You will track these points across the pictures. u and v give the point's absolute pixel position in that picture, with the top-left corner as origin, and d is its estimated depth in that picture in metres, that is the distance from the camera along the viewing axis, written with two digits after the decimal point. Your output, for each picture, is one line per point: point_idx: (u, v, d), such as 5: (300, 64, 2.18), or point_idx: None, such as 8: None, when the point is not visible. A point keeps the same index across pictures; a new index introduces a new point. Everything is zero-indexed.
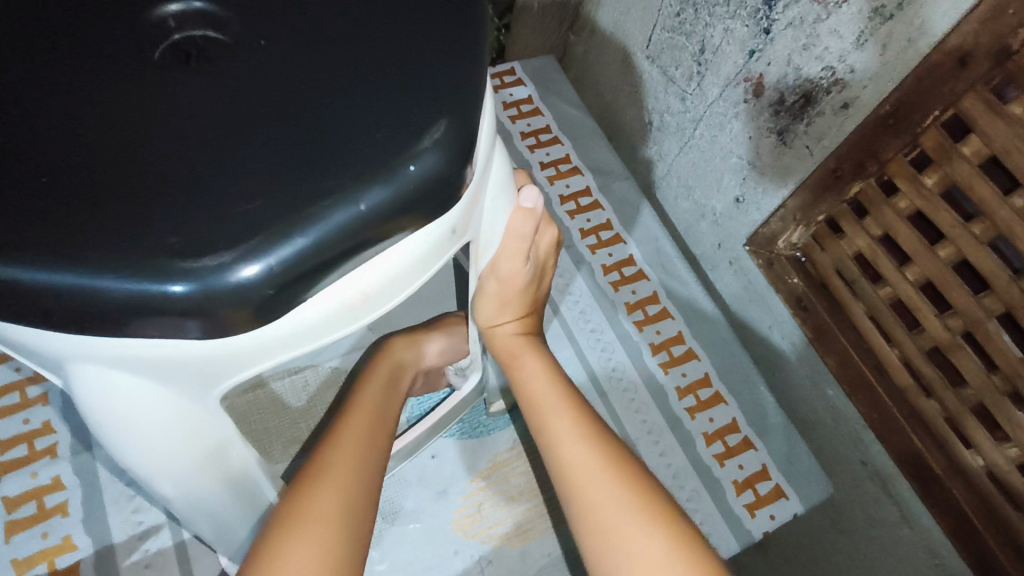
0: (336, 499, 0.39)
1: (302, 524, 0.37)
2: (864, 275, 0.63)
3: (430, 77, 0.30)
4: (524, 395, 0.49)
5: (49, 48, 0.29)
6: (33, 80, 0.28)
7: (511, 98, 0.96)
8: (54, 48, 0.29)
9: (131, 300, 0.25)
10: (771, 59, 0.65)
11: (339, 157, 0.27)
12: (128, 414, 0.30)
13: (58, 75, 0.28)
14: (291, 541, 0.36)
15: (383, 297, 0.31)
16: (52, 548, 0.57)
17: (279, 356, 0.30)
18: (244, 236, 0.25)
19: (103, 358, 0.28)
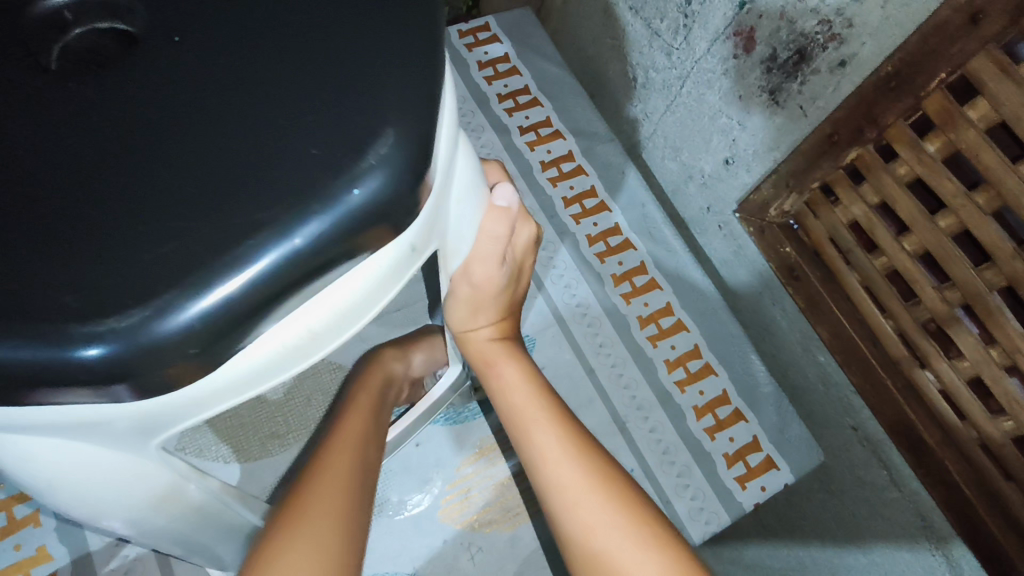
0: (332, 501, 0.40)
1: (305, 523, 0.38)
2: (860, 246, 0.60)
3: (377, 78, 0.26)
4: (506, 400, 0.46)
5: None
6: None
7: (486, 56, 0.89)
8: None
9: (40, 369, 0.22)
10: (763, 12, 0.64)
11: (272, 184, 0.23)
12: (56, 471, 0.27)
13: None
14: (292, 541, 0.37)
15: (335, 331, 0.27)
16: (27, 559, 0.56)
17: (224, 403, 0.27)
18: (161, 286, 0.22)
19: (17, 424, 0.24)
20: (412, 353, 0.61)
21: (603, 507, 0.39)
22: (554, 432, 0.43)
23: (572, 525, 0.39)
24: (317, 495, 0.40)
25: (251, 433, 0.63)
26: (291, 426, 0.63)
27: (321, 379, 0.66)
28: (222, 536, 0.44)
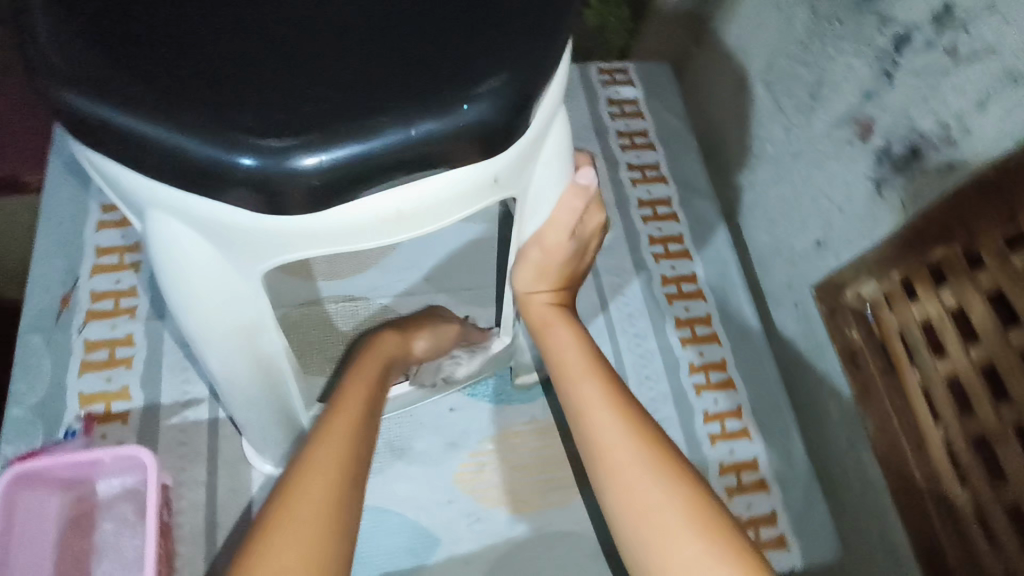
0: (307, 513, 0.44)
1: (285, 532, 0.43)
2: (927, 345, 0.60)
3: (507, 32, 0.32)
4: (558, 361, 0.55)
5: None
6: None
7: (617, 95, 0.96)
8: None
9: (211, 166, 0.29)
10: (886, 105, 0.66)
11: (405, 84, 0.30)
12: (182, 266, 0.34)
13: None
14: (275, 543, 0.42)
15: (415, 222, 0.34)
16: (111, 392, 0.65)
17: (315, 250, 0.34)
18: (307, 131, 0.29)
19: (177, 209, 0.32)
20: (413, 338, 0.64)
21: (624, 444, 0.49)
22: (597, 388, 0.52)
23: (591, 440, 0.50)
24: (296, 490, 0.45)
25: (315, 350, 0.70)
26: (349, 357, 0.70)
27: None
28: (271, 404, 0.50)
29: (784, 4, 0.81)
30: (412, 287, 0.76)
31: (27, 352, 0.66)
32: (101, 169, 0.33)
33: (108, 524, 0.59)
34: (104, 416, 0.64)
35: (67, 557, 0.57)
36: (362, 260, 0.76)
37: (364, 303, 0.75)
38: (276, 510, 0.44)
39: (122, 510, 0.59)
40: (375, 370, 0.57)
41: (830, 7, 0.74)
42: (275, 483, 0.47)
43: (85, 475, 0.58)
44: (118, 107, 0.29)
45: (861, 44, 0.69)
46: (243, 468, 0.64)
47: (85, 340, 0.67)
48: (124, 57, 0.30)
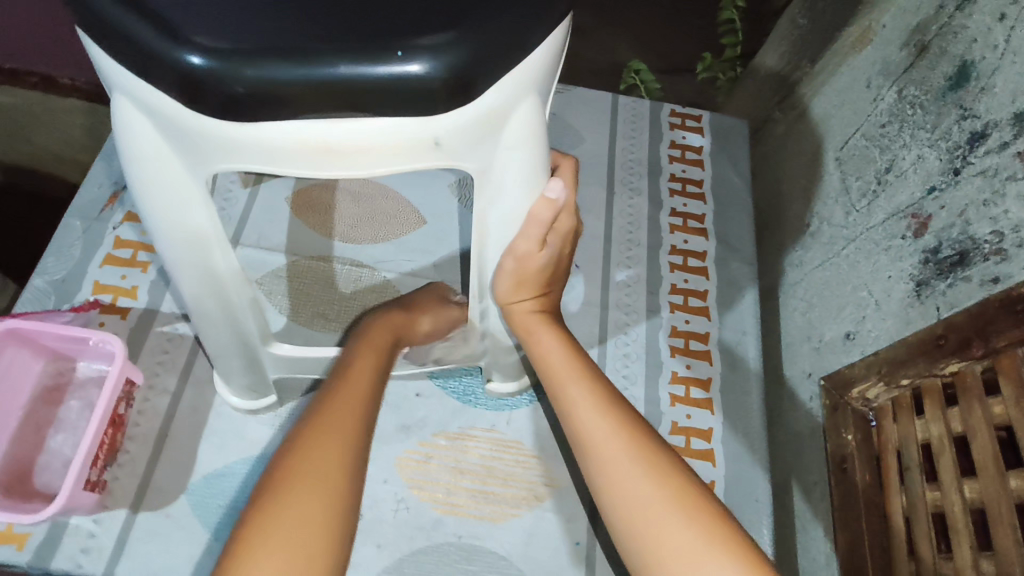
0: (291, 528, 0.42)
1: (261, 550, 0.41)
2: (920, 467, 0.53)
3: (467, 4, 0.34)
4: (545, 366, 0.55)
5: None
6: None
7: (682, 140, 0.94)
8: None
9: (160, 56, 0.31)
10: (946, 203, 0.61)
11: (350, 27, 0.33)
12: (137, 154, 0.37)
13: None
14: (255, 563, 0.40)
15: (356, 163, 0.37)
16: (122, 288, 0.70)
17: (258, 164, 0.37)
18: (251, 45, 0.32)
19: (138, 98, 0.34)
20: (418, 320, 0.64)
21: (613, 441, 0.49)
22: (583, 389, 0.53)
23: (581, 439, 0.51)
24: (280, 501, 0.43)
25: (309, 302, 0.73)
26: (338, 317, 0.72)
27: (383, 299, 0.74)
28: (225, 328, 0.52)
29: (874, 83, 0.77)
30: (418, 270, 0.76)
31: (66, 233, 0.72)
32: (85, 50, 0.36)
33: (75, 403, 0.63)
34: (108, 306, 0.69)
35: (31, 421, 0.61)
36: (380, 232, 0.78)
37: (369, 272, 0.76)
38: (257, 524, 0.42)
39: (90, 394, 0.63)
40: (370, 369, 0.54)
41: (916, 91, 0.69)
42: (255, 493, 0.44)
43: (71, 351, 0.63)
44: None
45: (936, 135, 0.64)
46: (208, 390, 0.67)
47: (117, 237, 0.73)
48: None
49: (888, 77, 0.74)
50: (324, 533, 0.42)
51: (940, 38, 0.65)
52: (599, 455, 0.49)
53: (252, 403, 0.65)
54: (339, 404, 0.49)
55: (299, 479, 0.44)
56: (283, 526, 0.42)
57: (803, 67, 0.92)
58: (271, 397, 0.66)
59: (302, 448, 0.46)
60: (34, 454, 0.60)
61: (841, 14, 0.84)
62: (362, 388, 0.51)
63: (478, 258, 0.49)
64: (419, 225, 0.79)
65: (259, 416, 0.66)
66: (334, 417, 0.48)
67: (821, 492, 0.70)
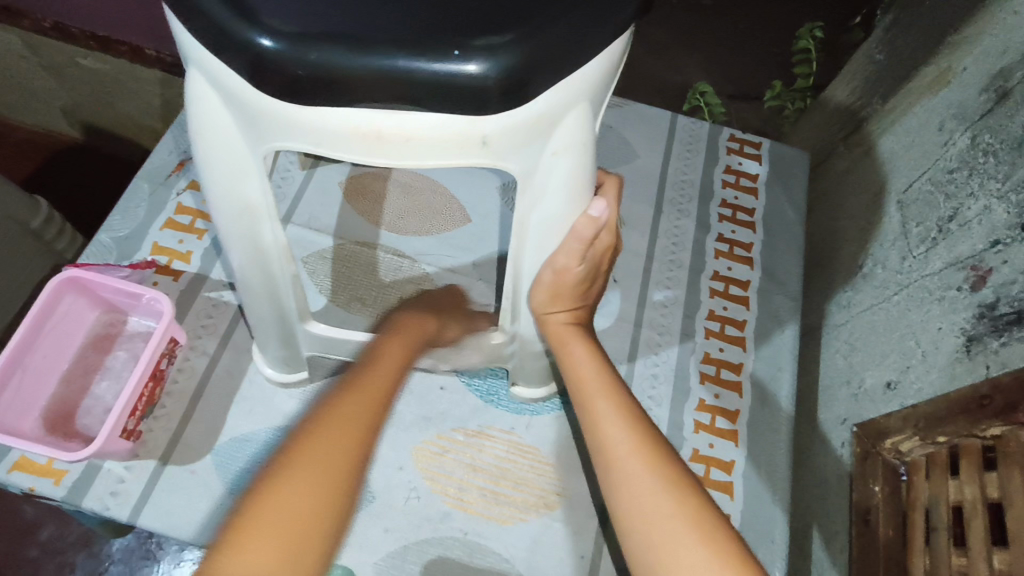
0: (295, 497, 0.42)
1: (262, 515, 0.41)
2: (949, 529, 0.50)
3: (529, 10, 0.35)
4: (580, 385, 0.55)
5: None
6: None
7: (738, 166, 0.92)
8: None
9: (234, 35, 0.33)
10: (1009, 258, 0.58)
11: (413, 24, 0.34)
12: (202, 127, 0.39)
13: None
14: (256, 531, 0.41)
15: (402, 152, 0.38)
16: (178, 252, 0.74)
17: (311, 146, 0.38)
18: (319, 33, 0.33)
19: (208, 74, 0.36)
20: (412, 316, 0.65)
21: (632, 456, 0.49)
22: (610, 405, 0.53)
23: (602, 451, 0.50)
24: (290, 470, 0.44)
25: (349, 285, 0.75)
26: (374, 303, 0.74)
27: (420, 291, 0.76)
28: (266, 299, 0.54)
29: (947, 126, 0.74)
30: (457, 267, 0.78)
31: (134, 195, 0.77)
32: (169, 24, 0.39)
33: (121, 353, 0.66)
34: (162, 268, 0.73)
35: (81, 365, 0.65)
36: (424, 226, 0.80)
37: (409, 262, 0.78)
38: (263, 492, 0.43)
39: (137, 346, 0.67)
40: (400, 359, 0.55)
41: (992, 138, 0.66)
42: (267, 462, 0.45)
43: (124, 305, 0.67)
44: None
45: (1008, 186, 0.61)
46: (244, 357, 0.70)
47: (179, 203, 0.77)
48: None
49: (962, 122, 0.71)
50: (332, 503, 0.43)
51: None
52: (619, 468, 0.49)
53: (284, 375, 0.68)
54: (353, 399, 0.49)
55: (309, 450, 0.45)
56: (269, 531, 0.41)
57: (874, 103, 0.89)
58: (302, 373, 0.68)
59: (317, 423, 0.47)
60: (79, 397, 0.64)
61: (918, 52, 0.81)
62: (378, 387, 0.51)
63: (516, 266, 0.49)
64: (464, 223, 0.81)
65: (289, 389, 0.69)
66: (348, 408, 0.48)
67: (841, 543, 0.67)
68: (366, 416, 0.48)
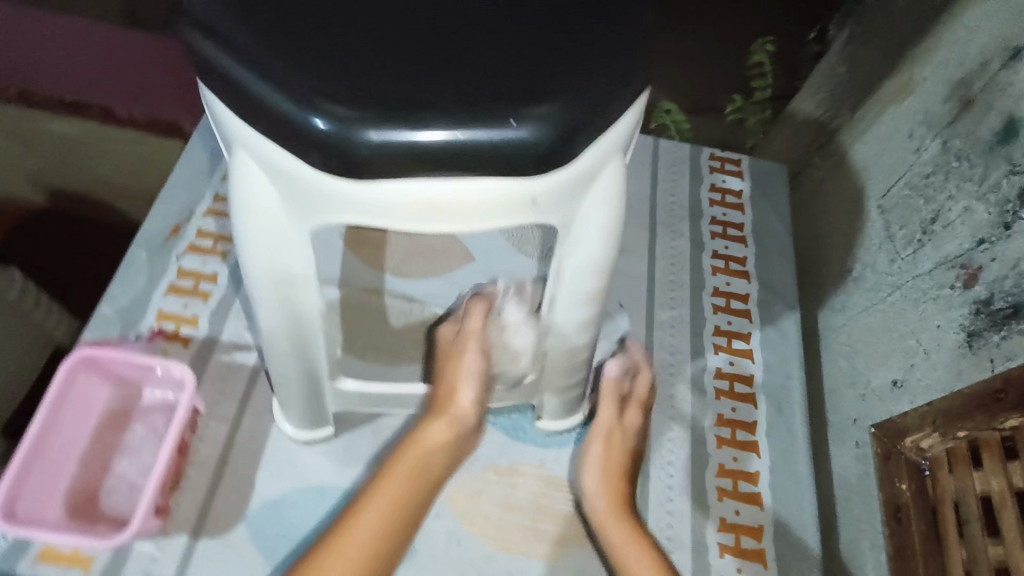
0: None
1: None
2: (981, 520, 0.53)
3: (572, 68, 0.36)
4: (614, 547, 0.60)
5: None
6: None
7: (722, 183, 0.96)
8: None
9: (291, 117, 0.34)
10: (997, 256, 0.62)
11: (465, 92, 0.35)
12: (247, 205, 0.39)
13: None
14: None
15: (454, 219, 0.38)
16: (183, 317, 0.73)
17: (361, 219, 0.38)
18: (377, 110, 0.34)
19: (259, 155, 0.37)
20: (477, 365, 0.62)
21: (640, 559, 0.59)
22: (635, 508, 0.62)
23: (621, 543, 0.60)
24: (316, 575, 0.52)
25: (363, 334, 0.75)
26: (390, 350, 0.74)
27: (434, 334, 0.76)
28: (296, 362, 0.53)
29: (916, 133, 0.79)
30: (468, 306, 0.78)
31: (132, 264, 0.75)
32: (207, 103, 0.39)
33: (139, 428, 0.65)
34: (169, 335, 0.72)
35: (99, 445, 0.63)
36: (430, 267, 0.80)
37: (419, 306, 0.78)
38: None
39: (155, 420, 0.66)
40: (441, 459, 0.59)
41: (962, 143, 0.70)
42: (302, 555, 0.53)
43: (137, 378, 0.65)
44: (225, 52, 0.35)
45: (985, 189, 0.66)
46: (266, 419, 0.69)
47: (179, 268, 0.76)
48: (247, 24, 0.36)
49: (931, 129, 0.76)
50: None
51: (987, 94, 0.68)
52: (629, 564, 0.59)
53: (307, 434, 0.66)
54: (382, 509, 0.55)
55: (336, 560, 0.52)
56: None
57: (843, 115, 0.94)
58: (327, 430, 0.67)
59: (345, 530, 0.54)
60: (100, 478, 0.62)
61: (880, 65, 0.86)
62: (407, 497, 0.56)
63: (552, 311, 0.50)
64: (468, 261, 0.82)
65: (315, 447, 0.68)
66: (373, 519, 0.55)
67: (870, 541, 0.69)
68: (388, 531, 0.55)
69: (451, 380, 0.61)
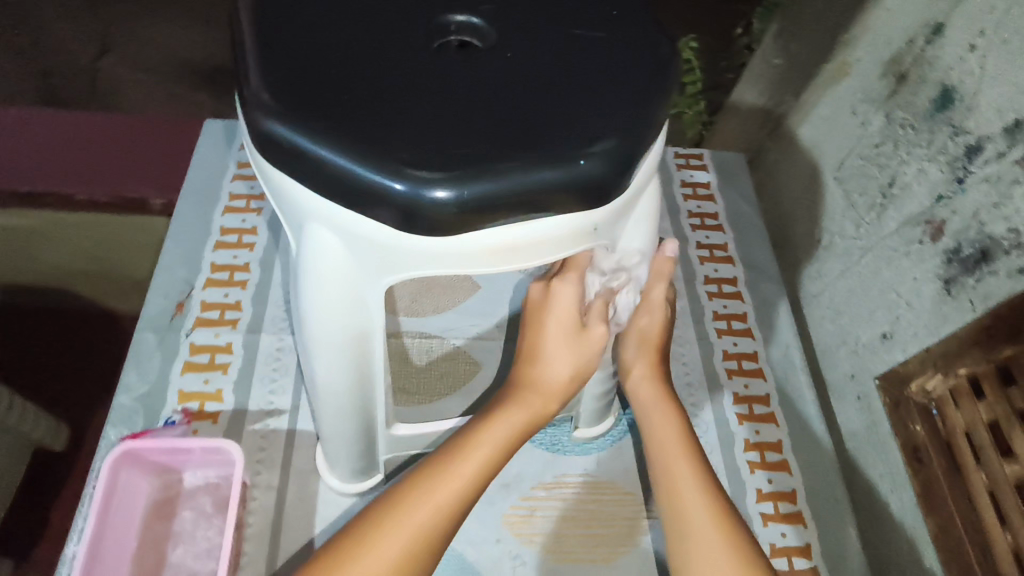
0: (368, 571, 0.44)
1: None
2: (994, 445, 0.59)
3: (617, 103, 0.39)
4: (655, 439, 0.58)
5: (361, 21, 0.41)
6: (353, 35, 0.40)
7: (690, 179, 1.02)
8: (366, 23, 0.41)
9: (367, 184, 0.36)
10: (957, 208, 0.70)
11: (530, 139, 0.37)
12: (325, 274, 0.40)
13: (371, 38, 0.40)
14: None
15: (527, 255, 0.40)
16: (207, 393, 0.72)
17: (439, 269, 0.40)
18: (455, 167, 0.35)
19: (337, 225, 0.38)
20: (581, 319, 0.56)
21: (689, 484, 0.54)
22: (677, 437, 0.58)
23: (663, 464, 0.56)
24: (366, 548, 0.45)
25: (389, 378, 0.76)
26: (419, 388, 0.75)
27: (458, 366, 0.78)
28: (359, 414, 0.54)
29: (859, 109, 0.86)
30: (484, 333, 0.81)
31: (143, 348, 0.74)
32: (269, 178, 0.40)
33: (188, 512, 0.64)
34: (197, 414, 0.71)
35: (149, 538, 0.62)
36: (439, 302, 0.82)
37: (437, 341, 0.80)
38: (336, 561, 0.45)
39: (202, 501, 0.64)
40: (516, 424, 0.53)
41: (904, 113, 0.78)
42: (342, 533, 0.47)
43: (176, 463, 0.64)
44: (298, 134, 0.36)
45: (934, 151, 0.73)
46: (312, 479, 0.69)
47: (192, 344, 0.75)
48: (312, 102, 0.37)
49: (872, 104, 0.84)
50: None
51: (918, 67, 0.76)
52: (676, 494, 0.54)
53: (356, 485, 0.67)
54: (440, 479, 0.48)
55: (390, 531, 0.46)
56: None
57: (786, 100, 1.02)
58: (377, 477, 0.68)
59: (399, 501, 0.47)
60: (158, 570, 0.61)
61: (814, 52, 0.95)
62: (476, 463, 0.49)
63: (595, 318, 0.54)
64: (474, 290, 0.84)
65: (366, 497, 0.68)
66: (431, 490, 0.47)
67: (890, 484, 0.75)
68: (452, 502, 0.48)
69: (538, 342, 0.57)
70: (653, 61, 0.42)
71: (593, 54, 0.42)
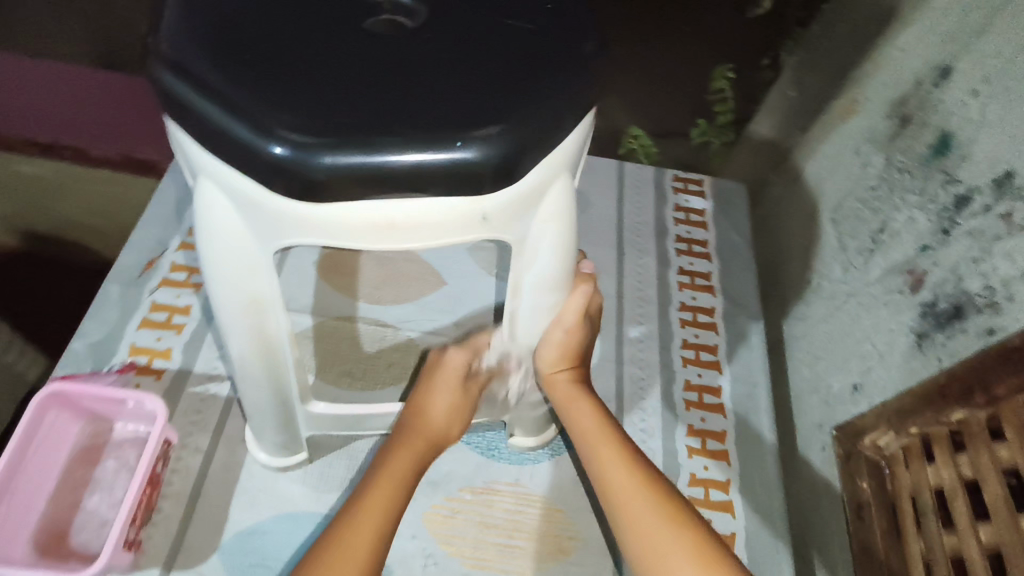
0: None
1: None
2: (935, 513, 0.55)
3: (520, 94, 0.39)
4: (575, 427, 0.61)
5: None
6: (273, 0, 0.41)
7: (685, 204, 1.00)
8: None
9: (241, 142, 0.36)
10: (939, 260, 0.66)
11: (415, 117, 0.36)
12: (213, 232, 0.41)
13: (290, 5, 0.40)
14: None
15: (411, 234, 0.40)
16: (157, 349, 0.73)
17: (320, 239, 0.40)
18: (330, 135, 0.35)
19: (222, 183, 0.39)
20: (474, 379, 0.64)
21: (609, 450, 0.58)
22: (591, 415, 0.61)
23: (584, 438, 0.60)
24: None
25: (336, 361, 0.76)
26: (365, 375, 0.75)
27: (408, 358, 0.77)
28: (266, 385, 0.54)
29: (862, 149, 0.83)
30: (440, 330, 0.80)
31: (106, 299, 0.76)
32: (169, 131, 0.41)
33: (110, 462, 0.65)
34: (143, 368, 0.72)
35: (70, 481, 0.63)
36: (402, 293, 0.82)
37: (392, 331, 0.79)
38: None
39: (126, 454, 0.65)
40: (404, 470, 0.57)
41: (903, 158, 0.74)
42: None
43: (108, 412, 0.65)
44: (190, 86, 0.37)
45: (925, 198, 0.69)
46: (239, 449, 0.69)
47: (154, 301, 0.77)
48: (210, 58, 0.38)
49: (875, 145, 0.80)
50: None
51: (922, 112, 0.72)
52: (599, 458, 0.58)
53: (280, 461, 0.67)
54: (355, 529, 0.51)
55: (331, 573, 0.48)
56: None
57: (795, 135, 0.98)
58: (300, 455, 0.67)
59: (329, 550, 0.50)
60: (70, 514, 0.62)
61: (827, 88, 0.91)
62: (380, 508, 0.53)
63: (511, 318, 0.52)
64: (439, 286, 0.83)
65: (290, 474, 0.68)
66: (353, 539, 0.51)
67: (839, 543, 0.71)
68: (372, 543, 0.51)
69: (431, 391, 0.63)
70: (574, 59, 0.41)
71: (515, 44, 0.41)
